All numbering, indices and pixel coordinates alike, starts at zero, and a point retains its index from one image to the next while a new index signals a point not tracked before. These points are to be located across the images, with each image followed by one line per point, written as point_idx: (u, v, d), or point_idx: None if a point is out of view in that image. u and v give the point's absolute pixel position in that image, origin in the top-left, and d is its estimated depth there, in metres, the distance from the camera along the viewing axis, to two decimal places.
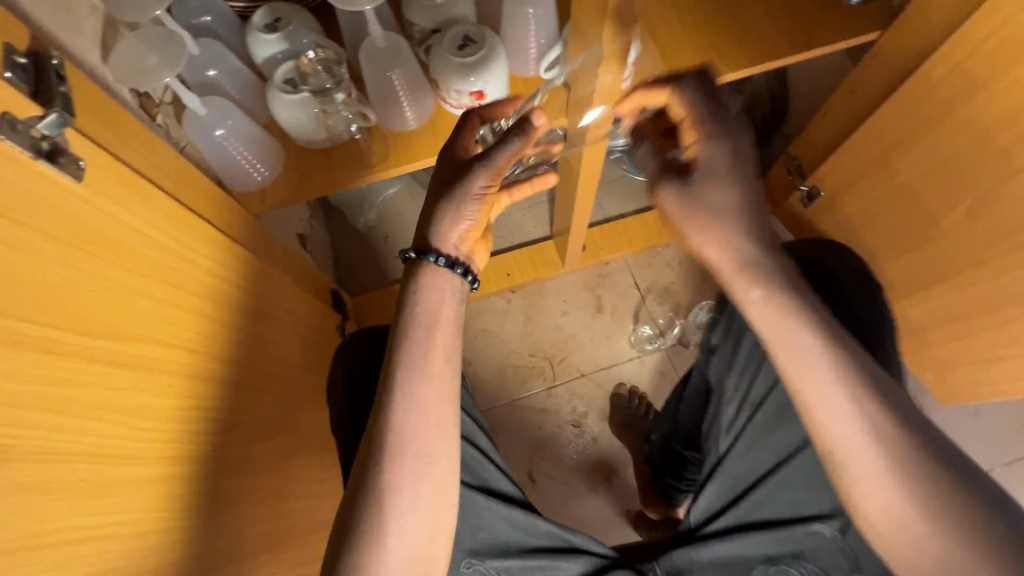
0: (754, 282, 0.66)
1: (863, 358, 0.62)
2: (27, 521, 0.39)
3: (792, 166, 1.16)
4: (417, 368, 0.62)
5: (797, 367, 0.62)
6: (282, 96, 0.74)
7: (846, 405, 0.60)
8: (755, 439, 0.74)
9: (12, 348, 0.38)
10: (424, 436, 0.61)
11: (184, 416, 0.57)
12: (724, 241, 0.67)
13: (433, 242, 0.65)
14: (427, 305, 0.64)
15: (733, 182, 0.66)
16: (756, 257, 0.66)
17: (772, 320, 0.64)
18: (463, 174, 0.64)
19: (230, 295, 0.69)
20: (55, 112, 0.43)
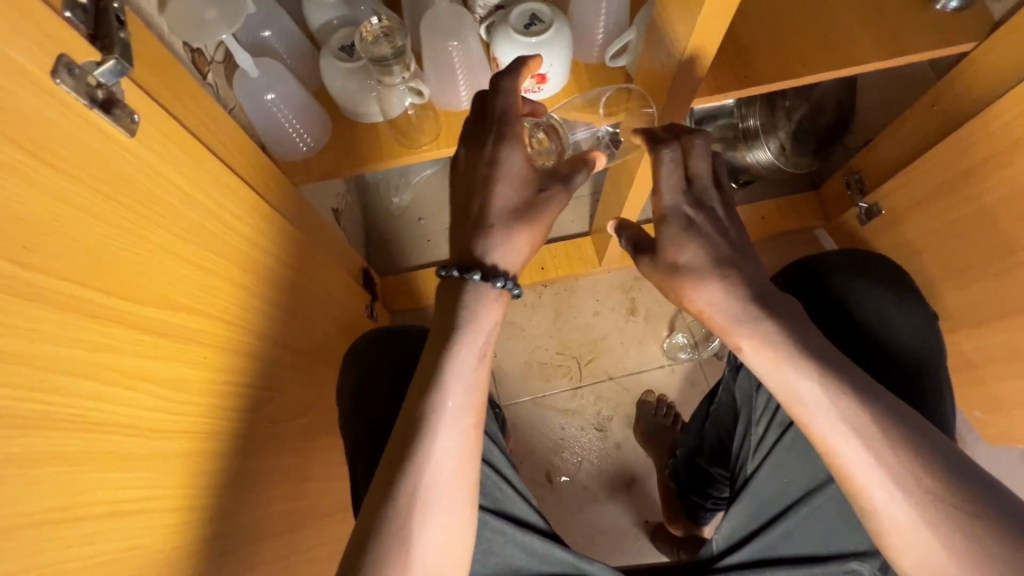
0: (749, 332, 0.60)
1: (877, 394, 0.57)
2: (54, 492, 0.37)
3: (852, 180, 1.11)
4: (455, 404, 0.56)
5: (807, 411, 0.58)
6: (338, 62, 0.72)
7: (854, 443, 0.55)
8: (787, 464, 0.68)
9: (53, 309, 0.36)
10: (452, 474, 0.56)
11: (216, 390, 0.55)
12: (715, 294, 0.61)
13: (507, 269, 0.58)
14: (472, 333, 0.57)
15: (704, 244, 0.61)
16: (749, 302, 0.60)
17: (773, 361, 0.59)
18: (544, 200, 0.58)
19: (269, 268, 0.66)
20: (115, 58, 0.40)
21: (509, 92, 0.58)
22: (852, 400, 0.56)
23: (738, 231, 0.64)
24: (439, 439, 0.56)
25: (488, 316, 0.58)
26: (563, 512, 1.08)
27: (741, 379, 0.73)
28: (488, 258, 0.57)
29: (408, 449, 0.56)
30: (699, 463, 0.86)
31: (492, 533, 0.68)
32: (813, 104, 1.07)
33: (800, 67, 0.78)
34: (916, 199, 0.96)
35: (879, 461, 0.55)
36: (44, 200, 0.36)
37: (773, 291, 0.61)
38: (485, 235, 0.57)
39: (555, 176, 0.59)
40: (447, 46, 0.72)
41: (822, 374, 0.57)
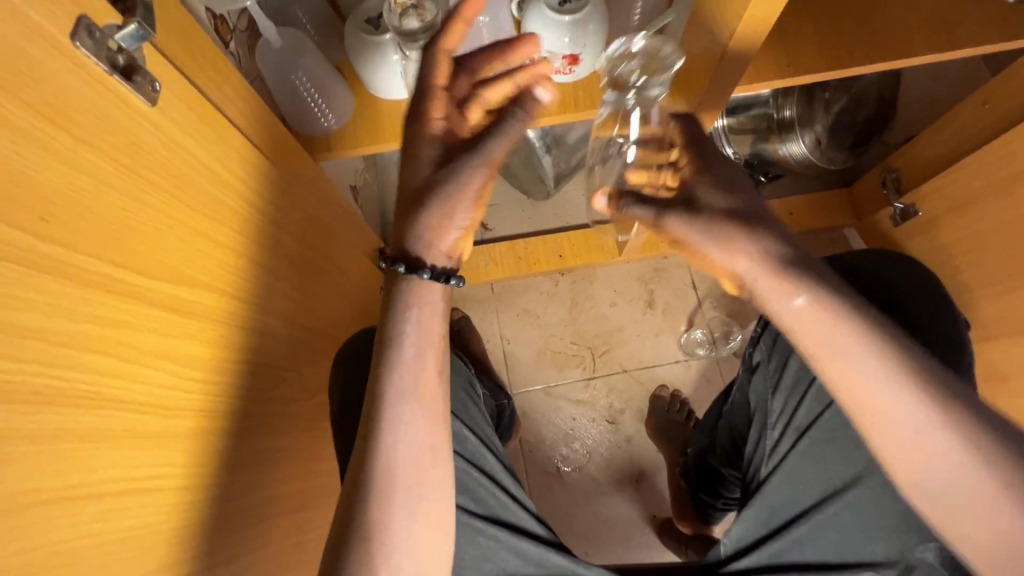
0: (798, 288, 0.53)
1: (932, 369, 0.51)
2: (71, 469, 0.36)
3: (889, 179, 1.06)
4: (402, 395, 0.56)
5: (853, 383, 0.52)
6: (364, 36, 0.69)
7: (922, 412, 0.49)
8: (800, 471, 0.65)
9: (71, 282, 0.35)
10: (414, 466, 0.56)
11: (230, 369, 0.54)
12: (761, 247, 0.54)
13: (429, 260, 0.55)
14: (414, 324, 0.56)
15: (743, 191, 0.55)
16: (792, 260, 0.54)
17: (820, 322, 0.52)
18: (455, 176, 0.52)
19: (288, 245, 0.65)
20: (137, 22, 0.38)
21: (428, 60, 0.53)
22: (908, 367, 0.50)
23: (749, 202, 0.55)
24: (391, 434, 0.55)
25: (416, 303, 0.56)
26: (569, 503, 1.07)
27: (756, 381, 0.71)
28: (408, 246, 0.55)
29: (370, 445, 0.55)
30: (712, 463, 0.84)
31: (485, 538, 0.64)
32: (855, 96, 1.01)
33: (847, 58, 0.74)
34: (958, 201, 0.91)
35: (939, 437, 0.49)
36: (63, 169, 0.34)
37: (815, 258, 0.55)
38: (404, 221, 0.55)
39: (475, 149, 0.52)
40: (476, 19, 0.70)
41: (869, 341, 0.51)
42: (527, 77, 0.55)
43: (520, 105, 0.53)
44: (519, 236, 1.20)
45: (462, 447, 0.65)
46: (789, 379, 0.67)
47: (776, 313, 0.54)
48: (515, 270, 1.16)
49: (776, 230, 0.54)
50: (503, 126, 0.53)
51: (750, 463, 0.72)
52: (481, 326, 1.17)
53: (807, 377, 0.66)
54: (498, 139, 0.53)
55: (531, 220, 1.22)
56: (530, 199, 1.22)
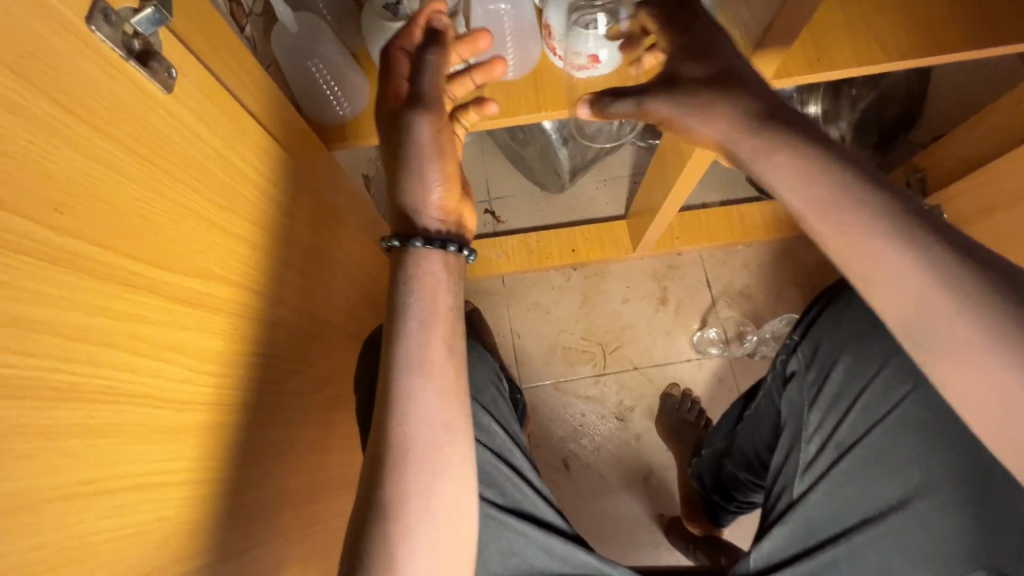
0: (773, 146, 0.49)
1: (936, 221, 0.46)
2: (84, 464, 0.35)
3: (914, 180, 1.03)
4: (410, 372, 0.51)
5: (848, 244, 0.46)
6: (382, 23, 0.68)
7: (913, 272, 0.44)
8: (843, 488, 0.62)
9: (86, 277, 0.34)
10: (430, 450, 0.50)
11: (243, 361, 0.53)
12: (732, 111, 0.50)
13: (420, 223, 0.54)
14: (419, 296, 0.52)
15: (721, 57, 0.52)
16: (769, 117, 0.50)
17: (812, 182, 0.47)
18: (403, 130, 0.53)
19: (300, 235, 0.63)
20: (153, 6, 0.36)
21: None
22: (912, 221, 0.45)
23: (726, 61, 0.52)
24: (402, 415, 0.50)
25: (421, 275, 0.53)
26: (578, 499, 1.06)
27: (790, 392, 0.69)
28: (397, 214, 0.55)
29: (381, 430, 0.50)
30: (729, 468, 0.83)
31: (513, 533, 0.60)
32: (881, 92, 0.98)
33: (878, 57, 0.71)
34: (986, 205, 0.88)
35: (952, 301, 0.43)
36: (77, 160, 0.33)
37: (791, 113, 0.50)
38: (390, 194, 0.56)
39: (414, 98, 0.54)
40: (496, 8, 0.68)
41: (855, 200, 0.46)
42: (470, 48, 0.61)
43: (433, 41, 0.54)
44: (532, 229, 1.19)
45: (491, 441, 0.63)
46: (830, 392, 0.66)
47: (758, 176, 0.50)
48: (526, 264, 1.16)
49: (751, 87, 0.51)
50: (421, 63, 0.54)
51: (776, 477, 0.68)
52: (492, 319, 1.16)
53: (851, 393, 0.65)
54: (427, 78, 0.54)
55: (544, 214, 1.20)
56: (544, 192, 1.21)
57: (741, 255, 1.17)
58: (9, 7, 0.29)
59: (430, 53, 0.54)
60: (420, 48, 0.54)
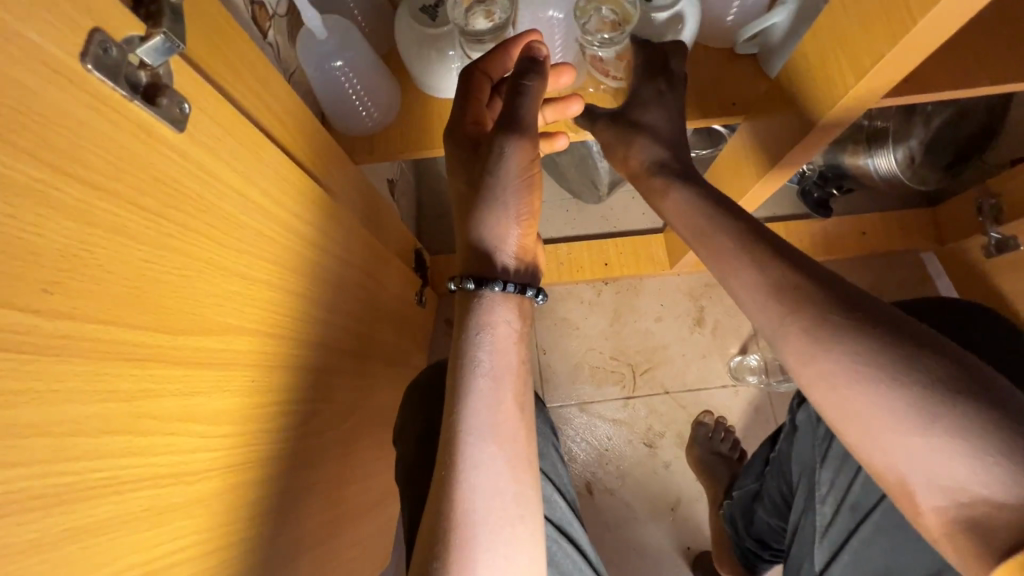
0: (669, 181, 0.58)
1: (794, 251, 0.49)
2: (81, 569, 0.31)
3: (987, 206, 0.94)
4: (479, 434, 0.47)
5: (724, 266, 0.51)
6: (419, 28, 0.62)
7: (764, 288, 0.47)
8: (865, 558, 0.57)
9: (80, 362, 0.29)
10: (500, 523, 0.45)
11: (263, 413, 0.48)
12: (644, 148, 0.60)
13: (499, 259, 0.51)
14: (490, 350, 0.49)
15: (667, 110, 0.60)
16: (669, 163, 0.59)
17: (691, 215, 0.55)
18: (496, 156, 0.51)
19: (324, 264, 0.58)
20: (163, 33, 0.31)
21: (465, 82, 0.57)
22: (769, 245, 0.49)
23: (678, 115, 0.61)
24: (470, 482, 0.46)
25: (490, 325, 0.50)
26: (602, 526, 1.02)
27: (804, 448, 0.66)
28: (474, 246, 0.52)
29: (446, 499, 0.45)
30: (761, 514, 0.78)
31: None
32: (960, 108, 0.88)
33: (979, 75, 0.61)
34: None
35: (788, 307, 0.46)
36: (70, 227, 0.28)
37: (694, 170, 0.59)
38: (466, 224, 0.52)
39: (509, 123, 0.51)
40: (549, 16, 0.60)
41: (729, 231, 0.52)
42: (551, 84, 0.61)
43: (533, 65, 0.52)
44: (563, 240, 1.12)
45: (551, 512, 0.56)
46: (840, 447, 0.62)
47: (656, 208, 0.59)
48: (555, 277, 1.10)
49: (653, 134, 0.60)
50: (521, 87, 0.52)
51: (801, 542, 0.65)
52: None
53: None
54: (525, 104, 0.52)
55: (577, 224, 1.13)
56: (577, 201, 1.14)
57: None
58: None
59: (531, 78, 0.52)
60: (519, 73, 0.52)
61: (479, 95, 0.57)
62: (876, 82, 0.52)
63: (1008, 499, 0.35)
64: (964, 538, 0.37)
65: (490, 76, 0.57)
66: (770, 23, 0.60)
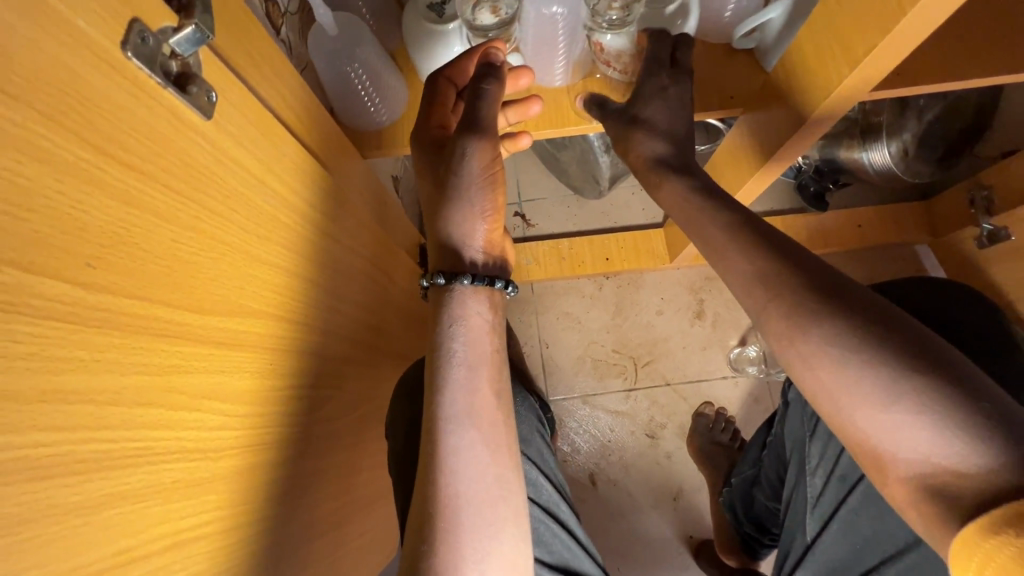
0: (664, 176, 0.61)
1: (781, 237, 0.51)
2: (119, 533, 0.32)
3: (978, 197, 0.97)
4: (458, 421, 0.48)
5: (716, 253, 0.53)
6: (425, 25, 0.63)
7: (752, 274, 0.50)
8: (857, 527, 0.59)
9: (120, 335, 0.31)
10: (481, 506, 0.47)
11: (279, 398, 0.50)
12: (646, 140, 0.62)
13: (466, 255, 0.53)
14: (463, 339, 0.51)
15: (669, 105, 0.62)
16: (669, 156, 0.62)
17: (681, 206, 0.58)
18: (458, 157, 0.52)
19: (334, 252, 0.59)
20: (194, 24, 0.32)
21: (427, 89, 0.59)
22: (757, 233, 0.52)
23: (679, 109, 0.62)
24: (450, 469, 0.47)
25: (463, 316, 0.51)
26: (604, 517, 1.04)
27: (795, 423, 0.68)
28: (443, 244, 0.54)
29: (431, 486, 0.47)
30: (759, 498, 0.80)
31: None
32: (953, 102, 0.89)
33: (968, 67, 0.63)
34: None
35: (773, 293, 0.48)
36: (110, 205, 0.29)
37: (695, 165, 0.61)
38: (435, 223, 0.54)
39: (469, 125, 0.53)
40: (552, 12, 0.60)
41: (721, 219, 0.54)
42: (512, 86, 0.64)
43: (490, 71, 0.54)
44: (564, 235, 1.14)
45: (537, 493, 0.56)
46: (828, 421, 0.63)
47: (654, 199, 0.62)
48: (558, 271, 1.11)
49: (652, 129, 0.62)
50: (479, 91, 0.54)
51: (795, 518, 0.67)
52: (520, 328, 1.12)
53: None
54: (485, 107, 0.53)
55: (578, 220, 1.15)
56: (577, 197, 1.16)
57: None
58: (33, 37, 0.25)
59: (489, 83, 0.54)
60: (478, 78, 0.54)
61: (445, 100, 0.59)
62: (870, 72, 0.54)
63: (973, 467, 0.38)
64: (933, 507, 0.40)
65: (455, 81, 0.59)
66: (765, 18, 0.61)
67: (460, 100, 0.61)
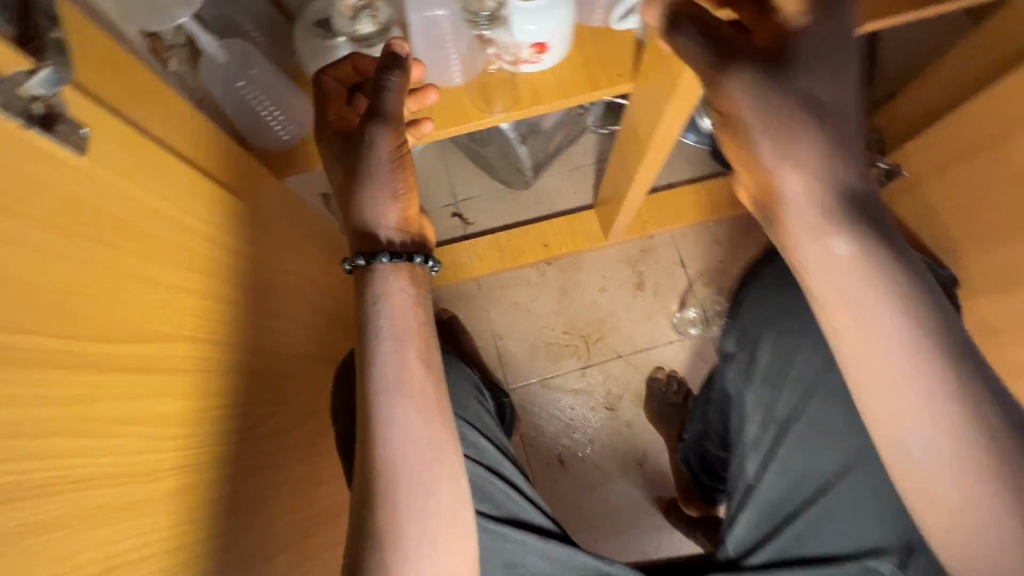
0: (825, 189, 0.46)
1: (927, 292, 0.47)
2: (39, 562, 0.34)
3: (872, 140, 1.04)
4: (388, 391, 0.52)
5: (856, 308, 0.47)
6: (313, 40, 0.66)
7: (894, 344, 0.47)
8: (790, 462, 0.64)
9: (14, 369, 0.32)
10: (416, 464, 0.52)
11: (210, 417, 0.51)
12: (810, 131, 0.45)
13: (381, 235, 0.56)
14: (388, 315, 0.54)
15: (839, 60, 0.46)
16: (836, 157, 0.46)
17: (816, 236, 0.47)
18: (365, 144, 0.54)
19: (252, 270, 0.61)
20: (49, 66, 0.33)
21: (319, 80, 0.60)
22: (898, 287, 0.47)
23: (836, 65, 0.45)
24: (383, 437, 0.52)
25: (387, 293, 0.54)
26: (577, 493, 1.07)
27: (731, 372, 0.71)
28: (359, 227, 0.56)
29: (368, 451, 0.52)
30: (710, 448, 0.85)
31: (513, 544, 0.59)
32: None
33: None
34: (940, 161, 0.91)
35: (909, 370, 0.47)
36: None
37: (865, 176, 0.47)
38: (349, 209, 0.56)
39: (374, 114, 0.55)
40: (436, 15, 0.66)
41: (870, 270, 0.47)
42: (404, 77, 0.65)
43: (388, 59, 0.55)
44: (501, 229, 1.18)
45: (479, 455, 0.61)
46: (763, 367, 0.67)
47: (776, 199, 0.48)
48: (500, 263, 1.14)
49: (811, 90, 0.45)
50: (384, 82, 0.55)
51: (736, 461, 0.70)
52: (472, 324, 1.15)
53: (781, 368, 0.66)
54: (390, 96, 0.55)
55: (512, 212, 1.18)
56: (509, 190, 1.19)
57: (714, 232, 1.18)
58: None
59: (395, 73, 0.55)
60: (383, 69, 0.55)
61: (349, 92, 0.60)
62: None
63: None
64: None
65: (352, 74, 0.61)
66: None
67: (360, 93, 0.62)
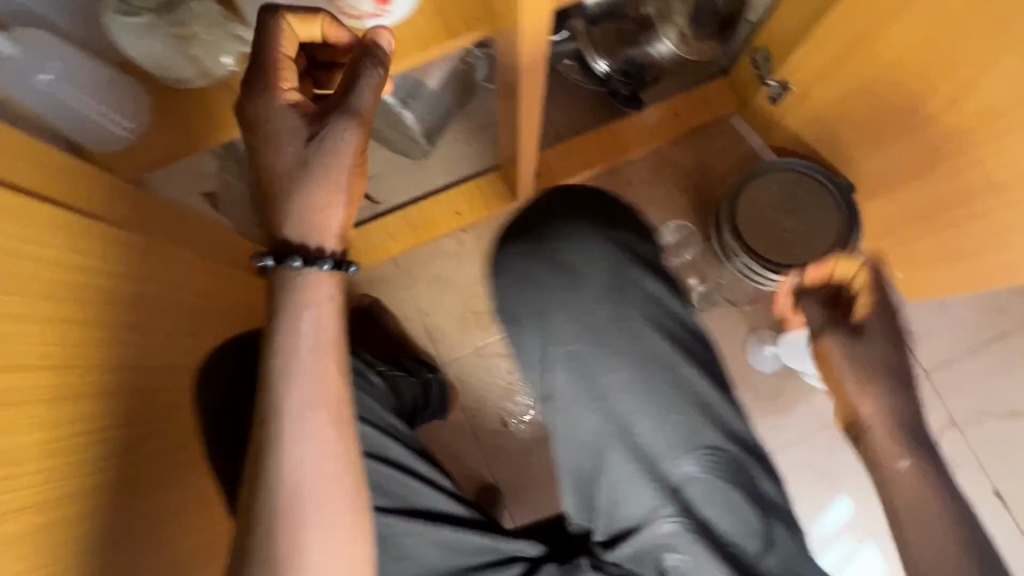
0: (875, 395, 0.66)
1: (943, 469, 0.64)
2: None
3: (759, 59, 1.03)
4: (304, 399, 0.55)
5: (892, 472, 0.64)
6: (120, 19, 0.58)
7: (938, 514, 0.62)
8: (570, 435, 0.73)
9: None
10: (322, 469, 0.55)
11: (70, 446, 0.48)
12: (861, 384, 0.66)
13: (320, 246, 0.57)
14: (308, 325, 0.56)
15: (886, 346, 0.68)
16: (891, 387, 0.66)
17: (892, 451, 0.65)
18: (331, 138, 0.55)
19: (106, 282, 0.56)
20: None
21: (269, 23, 0.56)
22: (943, 478, 0.63)
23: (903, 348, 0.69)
24: (293, 442, 0.54)
25: (311, 301, 0.57)
26: (524, 455, 1.08)
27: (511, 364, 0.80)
28: (301, 216, 0.56)
29: (275, 456, 0.54)
30: None
31: (403, 529, 0.68)
32: None
33: None
34: (821, 69, 0.92)
35: (938, 516, 0.62)
36: None
37: (914, 398, 0.66)
38: (293, 194, 0.56)
39: (343, 107, 0.55)
40: None
41: (924, 464, 0.64)
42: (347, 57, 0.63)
43: (368, 55, 0.55)
44: (410, 202, 1.13)
45: (374, 446, 0.70)
46: (531, 357, 0.76)
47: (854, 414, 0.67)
48: (413, 239, 1.10)
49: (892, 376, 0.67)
50: (364, 75, 0.55)
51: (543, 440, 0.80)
52: (395, 306, 1.12)
53: (543, 356, 0.75)
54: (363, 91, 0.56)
55: (419, 183, 1.14)
56: (412, 161, 1.14)
57: (629, 174, 1.16)
58: None
59: (373, 69, 0.56)
60: (364, 66, 0.55)
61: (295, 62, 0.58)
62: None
63: None
64: None
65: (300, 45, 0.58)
66: None
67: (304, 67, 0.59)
